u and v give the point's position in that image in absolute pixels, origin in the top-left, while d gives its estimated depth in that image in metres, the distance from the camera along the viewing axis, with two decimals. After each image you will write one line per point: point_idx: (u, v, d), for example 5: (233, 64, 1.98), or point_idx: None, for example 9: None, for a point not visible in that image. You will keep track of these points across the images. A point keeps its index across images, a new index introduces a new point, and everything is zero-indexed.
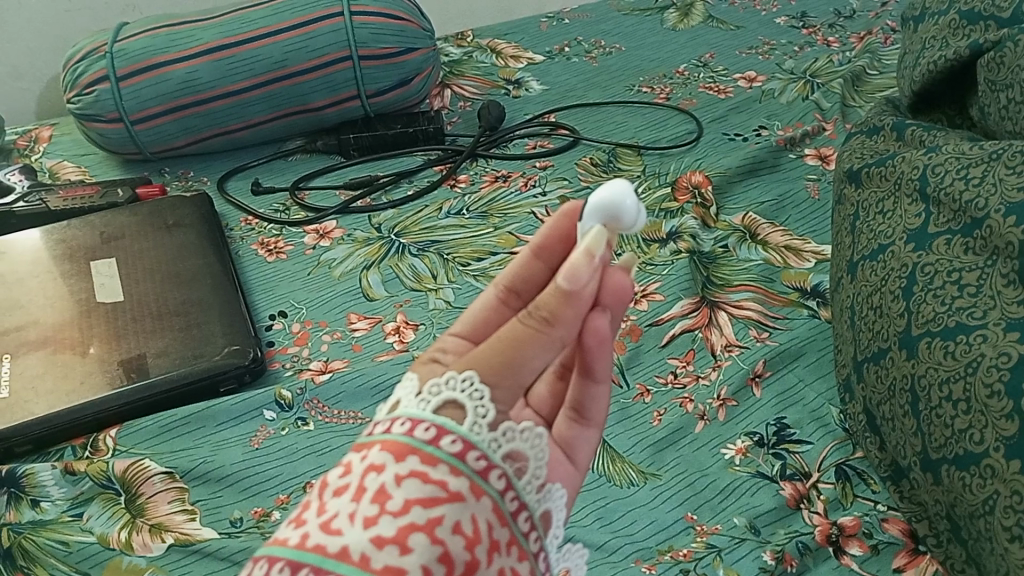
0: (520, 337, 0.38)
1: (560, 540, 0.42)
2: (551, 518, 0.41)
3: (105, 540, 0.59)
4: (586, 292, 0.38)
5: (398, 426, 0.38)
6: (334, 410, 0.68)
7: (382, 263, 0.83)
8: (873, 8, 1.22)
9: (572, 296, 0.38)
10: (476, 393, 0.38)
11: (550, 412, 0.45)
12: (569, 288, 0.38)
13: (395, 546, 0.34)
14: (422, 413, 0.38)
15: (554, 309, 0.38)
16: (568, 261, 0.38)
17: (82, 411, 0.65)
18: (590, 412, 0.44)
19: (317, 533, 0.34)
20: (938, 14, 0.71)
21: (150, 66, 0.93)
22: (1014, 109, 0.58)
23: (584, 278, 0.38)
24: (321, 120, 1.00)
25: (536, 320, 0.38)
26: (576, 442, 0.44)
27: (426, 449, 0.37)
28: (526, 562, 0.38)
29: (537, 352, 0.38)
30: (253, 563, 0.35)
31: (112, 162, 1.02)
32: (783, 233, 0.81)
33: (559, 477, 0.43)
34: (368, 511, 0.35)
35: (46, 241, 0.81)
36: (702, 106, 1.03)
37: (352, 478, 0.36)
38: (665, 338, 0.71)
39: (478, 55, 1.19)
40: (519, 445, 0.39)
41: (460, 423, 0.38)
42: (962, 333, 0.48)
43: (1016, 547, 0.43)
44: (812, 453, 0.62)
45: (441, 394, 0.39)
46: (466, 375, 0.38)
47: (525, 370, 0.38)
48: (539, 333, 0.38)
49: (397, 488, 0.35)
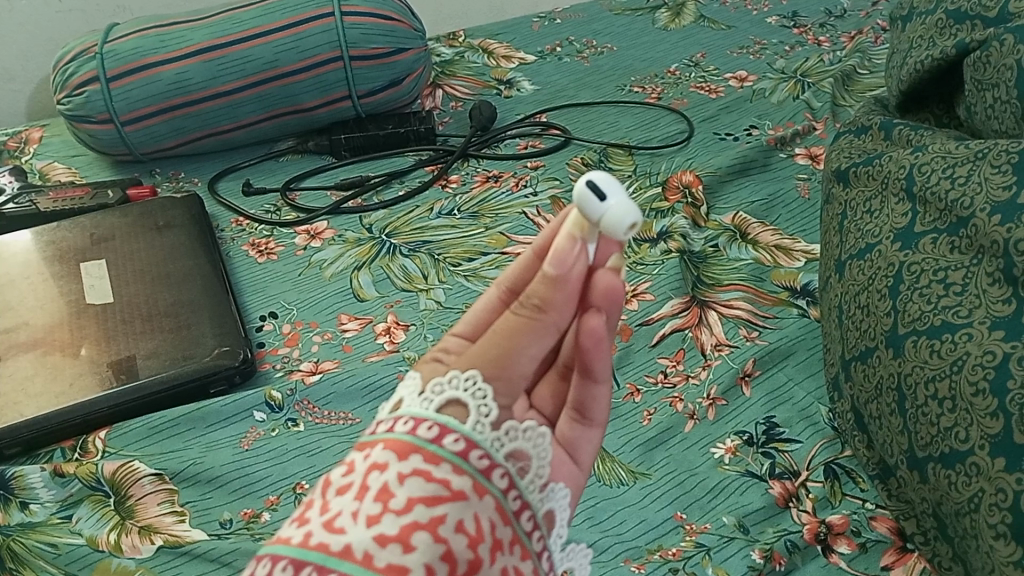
0: (514, 327, 0.40)
1: (564, 539, 0.42)
2: (555, 518, 0.41)
3: (95, 543, 0.59)
4: (575, 275, 0.40)
5: (401, 425, 0.38)
6: (324, 411, 0.68)
7: (373, 263, 0.83)
8: (864, 8, 1.22)
9: (560, 281, 0.40)
10: (478, 392, 0.39)
11: (551, 412, 0.44)
12: (556, 273, 0.40)
13: (398, 544, 0.34)
14: (425, 412, 0.39)
15: (544, 296, 0.40)
16: (553, 247, 0.40)
17: (71, 413, 0.65)
18: (591, 413, 0.44)
19: (319, 532, 0.34)
20: (925, 14, 0.71)
21: (140, 66, 0.93)
22: (1000, 108, 0.59)
23: (569, 260, 0.40)
24: (312, 121, 1.00)
25: (528, 309, 0.40)
26: (578, 442, 0.44)
27: (429, 448, 0.37)
28: (530, 561, 0.38)
29: (534, 340, 0.40)
30: (256, 562, 0.34)
31: (102, 163, 1.02)
32: (773, 232, 0.81)
33: (562, 477, 0.43)
34: (371, 510, 0.34)
35: (36, 243, 0.81)
36: (693, 105, 1.03)
37: (355, 477, 0.36)
38: (656, 337, 0.71)
39: (470, 55, 1.19)
40: (522, 444, 0.40)
41: (462, 421, 0.39)
42: (948, 332, 0.48)
43: (1002, 545, 0.43)
44: (802, 452, 0.62)
45: (444, 393, 0.39)
46: (470, 374, 0.40)
47: (522, 360, 0.40)
48: (532, 321, 0.40)
49: (400, 486, 0.35)
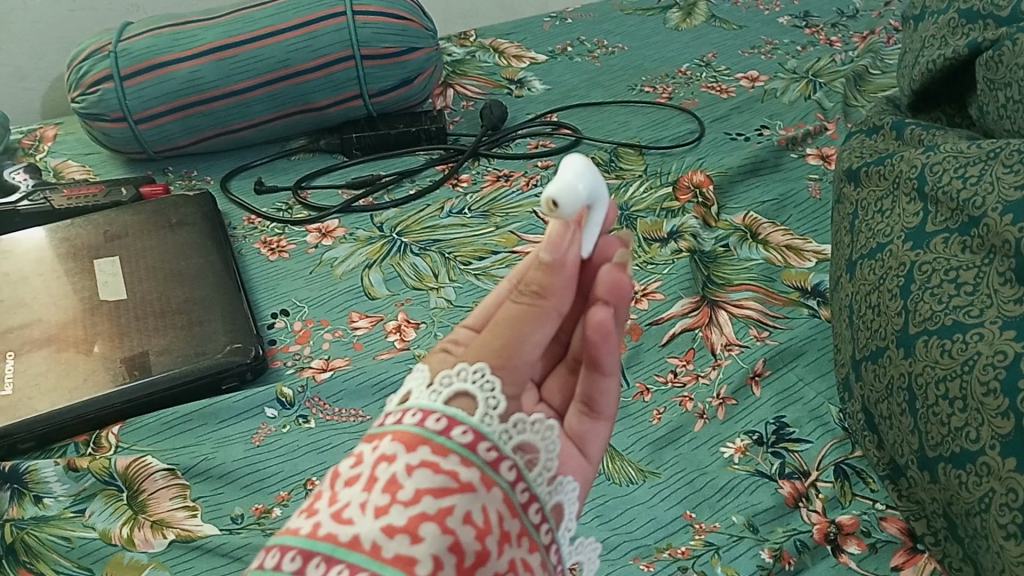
0: (516, 316, 0.41)
1: (573, 533, 0.42)
2: (563, 511, 0.41)
3: (107, 536, 0.59)
4: (571, 260, 0.41)
5: (409, 417, 0.38)
6: (334, 408, 0.68)
7: (384, 261, 0.83)
8: (876, 8, 1.22)
9: (556, 266, 0.41)
10: (487, 384, 0.40)
11: (560, 405, 0.45)
12: (551, 259, 0.41)
13: (406, 535, 0.34)
14: (433, 404, 0.39)
15: (541, 282, 0.41)
16: (547, 234, 0.41)
17: (85, 408, 0.65)
18: (600, 405, 0.44)
19: (328, 523, 0.34)
20: (937, 13, 0.71)
21: (154, 65, 0.93)
22: (1013, 107, 0.59)
23: (564, 245, 0.41)
24: (323, 119, 1.00)
25: (528, 296, 0.41)
26: (587, 436, 0.44)
27: (437, 440, 0.37)
28: (538, 554, 0.38)
29: (536, 327, 0.41)
30: (265, 553, 0.34)
31: (115, 161, 1.02)
32: (784, 232, 0.81)
33: (571, 471, 0.43)
34: (379, 501, 0.35)
35: (49, 240, 0.81)
36: (704, 105, 1.03)
37: (363, 468, 0.36)
38: (666, 337, 0.71)
39: (481, 55, 1.20)
40: (531, 437, 0.40)
41: (471, 414, 0.39)
42: (959, 331, 0.48)
43: (1012, 544, 0.43)
44: (811, 452, 0.62)
45: (452, 385, 0.40)
46: (478, 366, 0.40)
47: (526, 348, 0.41)
48: (533, 307, 0.41)
49: (408, 478, 0.36)
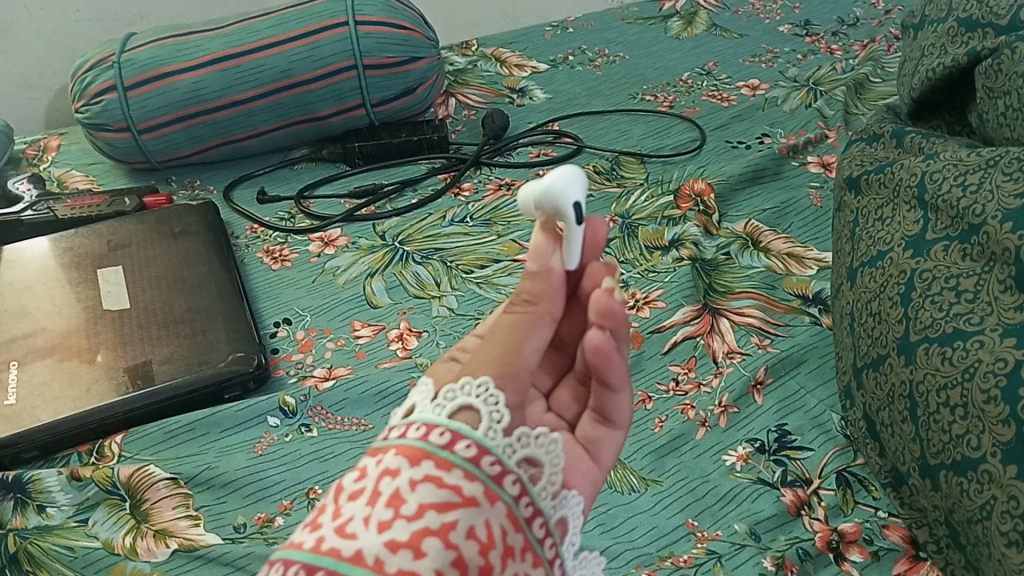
0: (513, 322, 0.42)
1: (577, 547, 0.42)
2: (568, 525, 0.41)
3: (110, 546, 0.59)
4: (558, 268, 0.43)
5: (413, 431, 0.39)
6: (337, 417, 0.69)
7: (386, 270, 0.83)
8: (877, 16, 1.22)
9: (544, 273, 0.43)
10: (491, 398, 0.40)
11: (573, 414, 0.46)
12: (537, 266, 0.43)
13: (408, 550, 0.34)
14: (437, 418, 0.39)
15: (529, 289, 0.43)
16: (532, 245, 0.43)
17: (88, 418, 0.65)
18: (613, 415, 0.45)
19: (331, 537, 0.34)
20: (937, 22, 0.71)
21: (157, 75, 0.94)
22: (1013, 116, 0.59)
23: (548, 253, 0.43)
24: (326, 129, 1.01)
25: (520, 305, 0.43)
26: (600, 441, 0.44)
27: (441, 454, 0.37)
28: (541, 568, 0.38)
29: (530, 331, 0.42)
30: (269, 566, 0.34)
31: (118, 170, 1.03)
32: (785, 240, 0.82)
33: (579, 482, 0.43)
34: (382, 515, 0.35)
35: (53, 250, 0.82)
36: (705, 114, 1.03)
37: (367, 482, 0.37)
38: (667, 345, 0.71)
39: (482, 64, 1.20)
40: (535, 450, 0.40)
41: (475, 427, 0.39)
42: (959, 339, 0.48)
43: (1013, 552, 0.43)
44: (813, 460, 0.62)
45: (456, 399, 0.40)
46: (481, 381, 0.40)
47: (525, 352, 0.42)
48: (525, 313, 0.42)
49: (411, 492, 0.36)
